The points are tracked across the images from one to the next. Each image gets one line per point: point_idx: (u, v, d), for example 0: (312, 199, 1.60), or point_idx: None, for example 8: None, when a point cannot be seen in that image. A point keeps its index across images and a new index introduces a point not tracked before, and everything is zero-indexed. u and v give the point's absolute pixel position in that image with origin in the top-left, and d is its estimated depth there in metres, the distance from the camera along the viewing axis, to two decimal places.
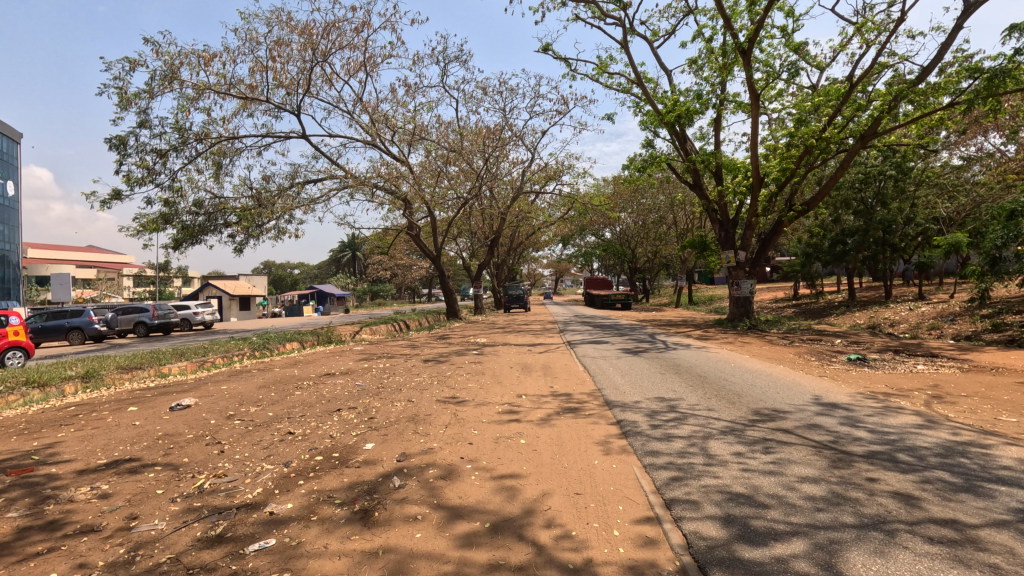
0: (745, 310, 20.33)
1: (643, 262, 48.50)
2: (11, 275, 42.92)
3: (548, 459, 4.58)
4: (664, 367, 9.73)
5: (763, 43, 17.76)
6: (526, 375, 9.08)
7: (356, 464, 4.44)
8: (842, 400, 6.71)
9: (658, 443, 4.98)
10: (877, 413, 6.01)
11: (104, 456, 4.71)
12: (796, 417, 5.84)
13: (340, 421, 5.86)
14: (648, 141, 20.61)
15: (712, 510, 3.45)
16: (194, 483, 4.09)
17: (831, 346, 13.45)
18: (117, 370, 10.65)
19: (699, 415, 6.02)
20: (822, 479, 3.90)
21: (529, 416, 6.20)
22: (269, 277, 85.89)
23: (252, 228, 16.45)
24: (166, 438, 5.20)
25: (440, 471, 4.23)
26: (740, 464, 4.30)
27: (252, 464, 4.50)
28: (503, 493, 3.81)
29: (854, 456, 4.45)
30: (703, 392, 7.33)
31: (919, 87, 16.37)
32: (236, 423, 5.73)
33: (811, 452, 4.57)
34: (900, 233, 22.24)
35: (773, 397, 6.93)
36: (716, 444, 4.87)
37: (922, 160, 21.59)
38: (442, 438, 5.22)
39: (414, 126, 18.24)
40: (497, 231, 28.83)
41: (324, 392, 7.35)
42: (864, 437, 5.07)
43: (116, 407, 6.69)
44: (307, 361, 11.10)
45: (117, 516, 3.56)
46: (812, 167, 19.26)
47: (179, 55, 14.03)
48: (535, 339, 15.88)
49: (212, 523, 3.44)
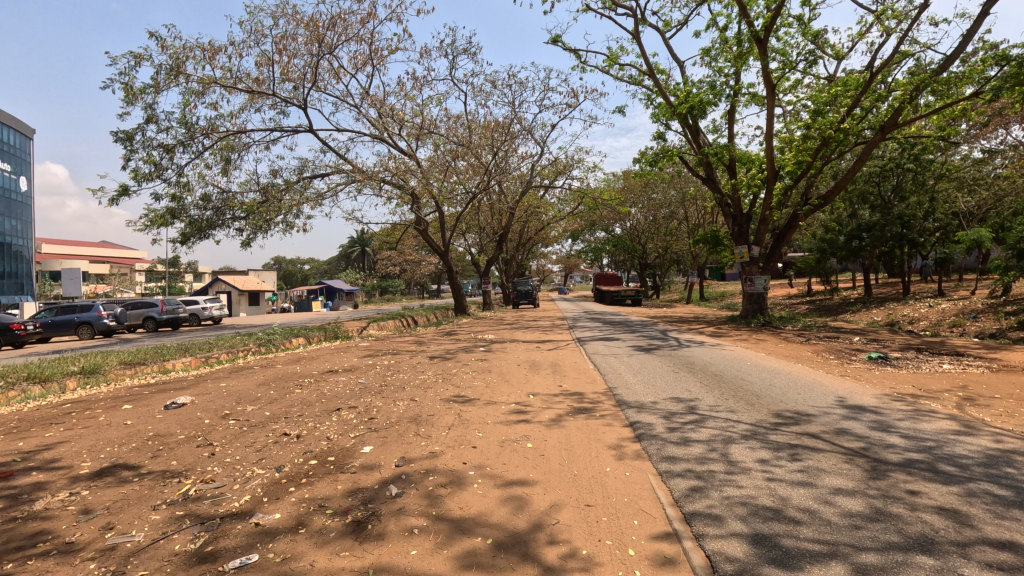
0: (759, 307, 19.86)
1: (654, 258, 47.90)
2: (25, 271, 43.12)
3: (557, 465, 4.28)
4: (678, 365, 9.39)
5: (779, 31, 17.25)
6: (535, 374, 8.77)
7: (352, 469, 4.17)
8: (869, 402, 6.34)
9: (675, 448, 4.65)
10: (910, 417, 5.62)
11: (89, 459, 4.48)
12: (822, 421, 5.47)
13: (339, 422, 5.60)
14: (659, 134, 20.13)
15: (737, 526, 3.12)
16: (180, 489, 3.85)
17: (850, 344, 13.03)
18: (120, 365, 10.50)
19: (717, 417, 5.69)
20: (857, 493, 3.55)
21: (537, 416, 5.92)
22: (280, 273, 86.35)
23: (262, 224, 16.33)
24: (156, 438, 4.99)
25: (440, 478, 3.95)
26: (766, 474, 3.95)
27: (242, 469, 4.24)
28: (506, 505, 3.51)
29: (890, 466, 4.10)
30: (720, 392, 6.98)
31: (941, 76, 15.84)
32: (230, 423, 5.50)
33: (841, 460, 4.23)
34: (920, 228, 21.43)
35: (794, 397, 6.56)
36: (737, 450, 4.54)
37: (942, 152, 20.92)
38: (444, 440, 4.93)
39: (422, 120, 17.98)
40: (506, 227, 28.51)
41: (325, 391, 7.10)
42: (898, 443, 4.71)
43: (110, 405, 6.49)
44: (311, 358, 10.87)
45: (92, 527, 3.33)
46: (829, 160, 18.70)
47: (185, 49, 13.92)
48: (545, 336, 15.57)
49: (192, 535, 3.20)
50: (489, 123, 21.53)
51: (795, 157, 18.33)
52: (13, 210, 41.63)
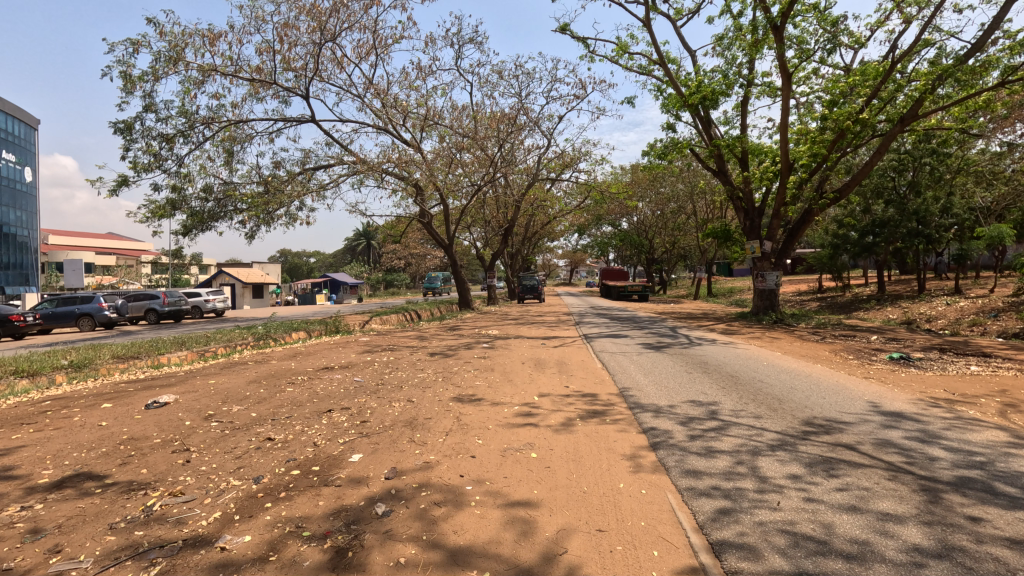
0: (771, 303, 19.23)
1: (661, 253, 47.31)
2: (30, 262, 42.91)
3: (565, 479, 3.86)
4: (691, 365, 8.90)
5: (795, 18, 16.62)
6: (539, 373, 8.35)
7: (338, 482, 3.79)
8: (902, 409, 5.87)
9: (697, 461, 4.20)
10: (953, 427, 5.14)
11: (51, 466, 4.11)
12: (857, 431, 5.02)
13: (329, 425, 5.20)
14: (669, 125, 19.55)
15: (777, 561, 2.68)
16: (143, 504, 3.46)
17: (869, 343, 12.49)
18: (112, 359, 10.16)
19: (740, 424, 5.24)
20: (911, 520, 3.11)
21: (544, 420, 5.47)
22: (286, 267, 86.52)
23: (262, 216, 15.92)
24: (128, 443, 4.60)
25: (435, 495, 3.55)
26: (802, 494, 3.50)
27: (217, 479, 3.86)
28: (508, 530, 3.10)
29: (941, 485, 3.64)
30: (739, 395, 6.56)
31: (966, 65, 15.13)
32: (212, 426, 5.11)
33: (885, 478, 3.78)
34: (936, 224, 20.75)
35: (821, 403, 6.10)
36: (766, 463, 4.09)
37: (961, 147, 20.26)
38: (441, 449, 4.52)
39: (426, 110, 17.50)
40: (511, 220, 27.94)
41: (318, 390, 6.70)
42: (945, 458, 4.24)
43: (88, 404, 6.09)
44: (308, 353, 10.50)
45: (36, 549, 2.94)
46: (845, 153, 18.09)
47: (184, 36, 13.54)
48: (550, 332, 15.08)
49: (148, 561, 2.82)
50: (495, 114, 21.01)
51: (810, 149, 17.51)
52: (17, 200, 41.51)
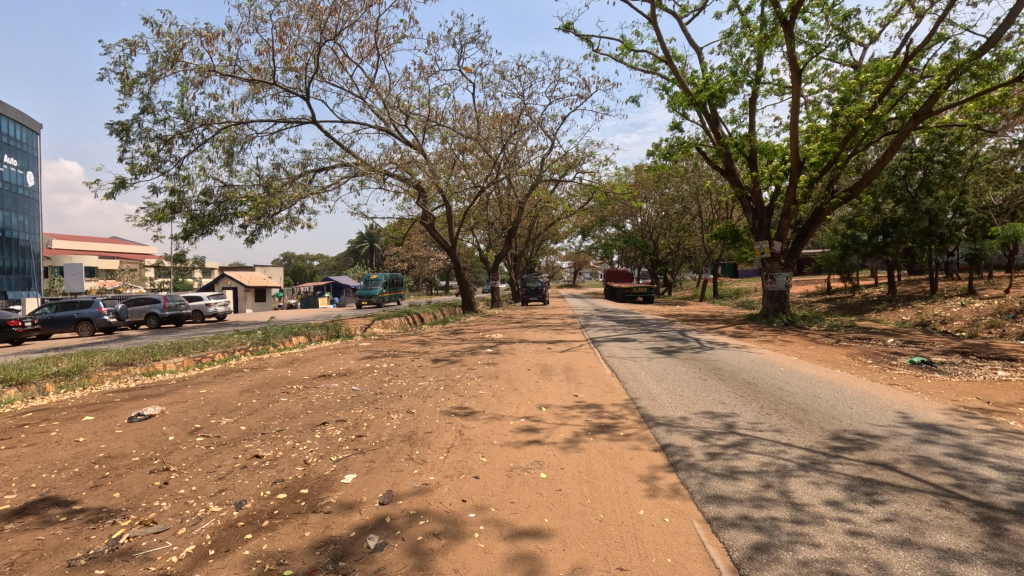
0: (781, 305, 18.77)
1: (667, 254, 46.73)
2: (32, 266, 42.78)
3: (578, 505, 3.50)
4: (705, 371, 8.48)
5: (805, 14, 16.23)
6: (546, 380, 7.97)
7: (328, 508, 3.43)
8: (936, 420, 5.45)
9: (722, 484, 3.81)
10: (996, 441, 4.74)
11: (16, 490, 3.76)
12: (892, 446, 4.63)
13: (321, 440, 4.84)
14: (676, 124, 19.13)
15: None
16: (109, 536, 3.10)
17: (887, 346, 12.01)
18: (105, 366, 9.85)
19: (764, 440, 4.85)
20: (975, 558, 2.73)
21: (550, 436, 5.09)
22: (290, 269, 86.76)
23: (263, 218, 15.57)
24: (104, 462, 4.25)
25: (433, 526, 3.19)
26: (846, 526, 3.11)
27: (196, 505, 3.50)
28: (514, 569, 2.74)
29: (1001, 514, 3.24)
30: (759, 405, 6.17)
31: (981, 59, 14.67)
32: (196, 441, 4.77)
33: (935, 504, 3.38)
34: (949, 223, 20.26)
35: (848, 414, 5.71)
36: (799, 487, 3.70)
37: (974, 144, 19.74)
38: (441, 467, 4.16)
39: (429, 110, 17.18)
40: (514, 222, 27.53)
41: (312, 401, 6.33)
42: (996, 478, 3.85)
43: (70, 416, 5.75)
44: (306, 360, 10.12)
45: None
46: (856, 152, 17.60)
47: (181, 36, 13.26)
48: (555, 335, 14.67)
49: None
50: (497, 114, 20.67)
51: (821, 147, 17.05)
52: (20, 204, 41.46)
